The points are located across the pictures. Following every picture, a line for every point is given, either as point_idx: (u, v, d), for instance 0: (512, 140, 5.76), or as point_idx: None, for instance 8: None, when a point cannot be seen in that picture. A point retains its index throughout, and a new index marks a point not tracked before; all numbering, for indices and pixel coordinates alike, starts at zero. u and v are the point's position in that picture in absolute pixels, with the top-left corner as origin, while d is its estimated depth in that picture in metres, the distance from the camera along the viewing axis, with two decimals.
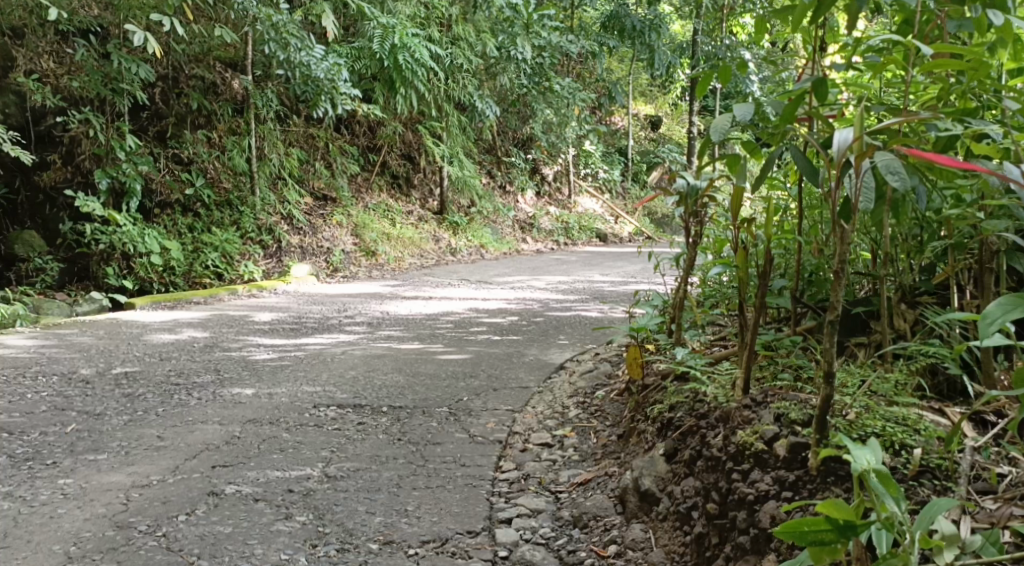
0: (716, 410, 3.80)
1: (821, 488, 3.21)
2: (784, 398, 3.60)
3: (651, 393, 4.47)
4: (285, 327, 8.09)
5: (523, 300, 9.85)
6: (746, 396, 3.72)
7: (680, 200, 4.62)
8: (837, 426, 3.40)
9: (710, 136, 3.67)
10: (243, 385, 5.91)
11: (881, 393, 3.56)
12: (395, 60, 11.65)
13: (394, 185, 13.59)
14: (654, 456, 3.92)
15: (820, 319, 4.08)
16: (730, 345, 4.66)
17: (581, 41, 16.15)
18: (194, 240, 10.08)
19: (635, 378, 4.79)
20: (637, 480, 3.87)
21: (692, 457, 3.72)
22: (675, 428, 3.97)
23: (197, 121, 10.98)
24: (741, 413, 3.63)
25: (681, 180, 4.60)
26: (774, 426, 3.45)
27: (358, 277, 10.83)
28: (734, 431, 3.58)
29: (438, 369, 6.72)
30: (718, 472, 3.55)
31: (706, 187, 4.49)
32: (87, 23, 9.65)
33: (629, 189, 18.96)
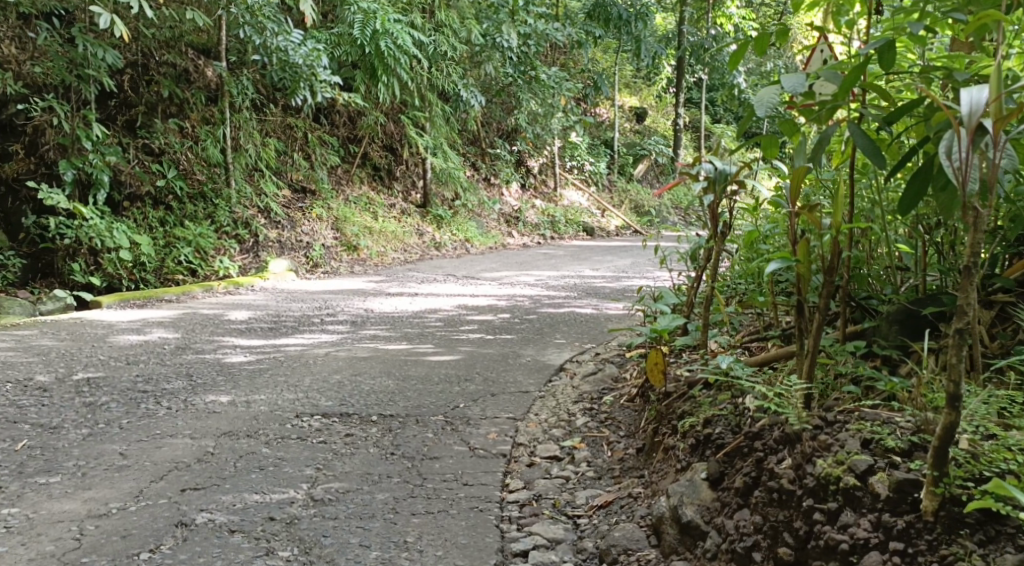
0: (773, 429, 3.41)
1: (946, 542, 2.89)
2: (865, 420, 3.24)
3: (676, 402, 4.05)
4: (263, 327, 7.56)
5: (513, 296, 9.34)
6: (813, 415, 3.34)
7: (707, 188, 4.17)
8: (957, 459, 3.00)
9: (756, 112, 3.18)
10: (217, 392, 5.39)
11: (993, 413, 3.20)
12: (376, 47, 11.15)
13: (375, 177, 13.03)
14: (695, 481, 3.52)
15: (881, 320, 3.71)
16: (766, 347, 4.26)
17: (568, 29, 15.67)
18: (166, 235, 9.54)
19: (656, 386, 4.29)
20: (676, 509, 3.46)
21: (747, 486, 3.35)
22: (716, 447, 3.59)
23: (169, 110, 10.37)
24: (813, 437, 3.25)
25: (707, 165, 4.17)
26: (867, 457, 3.09)
27: (340, 273, 10.31)
28: (805, 461, 3.21)
29: (430, 372, 6.22)
30: (790, 508, 3.19)
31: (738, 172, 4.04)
32: (52, 7, 9.07)
33: (616, 180, 18.31)
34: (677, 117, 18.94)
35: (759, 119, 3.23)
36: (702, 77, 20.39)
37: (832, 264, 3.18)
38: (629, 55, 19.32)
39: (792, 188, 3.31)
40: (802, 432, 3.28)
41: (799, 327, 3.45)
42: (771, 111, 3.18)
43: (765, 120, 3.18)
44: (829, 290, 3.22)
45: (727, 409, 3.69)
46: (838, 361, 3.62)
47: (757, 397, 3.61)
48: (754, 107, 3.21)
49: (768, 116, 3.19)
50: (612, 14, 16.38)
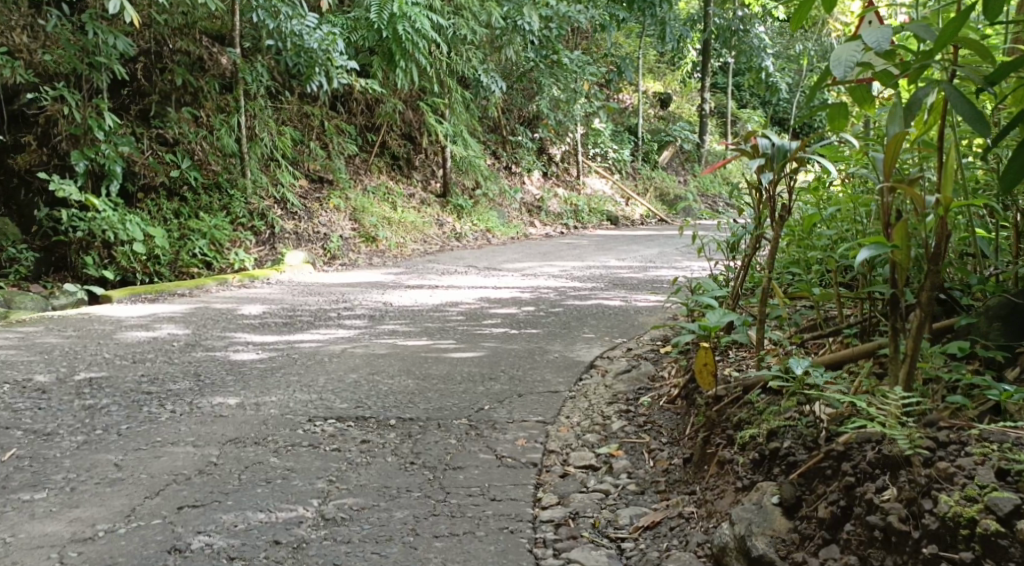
0: (869, 451, 3.05)
1: None
2: (990, 447, 2.90)
3: (730, 411, 3.73)
4: (277, 322, 7.18)
5: (537, 288, 8.92)
6: (926, 436, 3.00)
7: (765, 166, 3.97)
8: None
9: (833, 72, 3.09)
10: (225, 392, 5.00)
11: None
12: (394, 31, 10.74)
13: (394, 167, 12.62)
14: (765, 507, 3.15)
15: (979, 318, 3.43)
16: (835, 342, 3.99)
17: (592, 11, 15.19)
18: (180, 227, 9.16)
19: (705, 389, 3.93)
20: (745, 540, 3.09)
21: (836, 517, 3.01)
22: (789, 467, 3.24)
23: (183, 98, 9.98)
24: (933, 468, 2.90)
25: (765, 141, 3.94)
26: (1011, 497, 2.74)
27: (358, 265, 9.89)
28: (922, 492, 2.86)
29: (452, 370, 5.81)
30: (900, 551, 2.84)
31: (797, 150, 3.82)
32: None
33: (640, 168, 17.78)
34: (703, 104, 18.45)
35: (838, 78, 3.15)
36: (727, 61, 19.82)
37: (940, 250, 2.89)
38: (652, 38, 18.76)
39: (886, 161, 3.06)
40: (913, 457, 2.93)
41: (894, 325, 3.17)
42: (849, 69, 3.09)
43: (843, 79, 3.09)
44: (933, 279, 2.93)
45: (796, 420, 3.35)
46: (936, 367, 3.33)
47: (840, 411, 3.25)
48: (832, 67, 3.13)
49: (846, 74, 3.10)
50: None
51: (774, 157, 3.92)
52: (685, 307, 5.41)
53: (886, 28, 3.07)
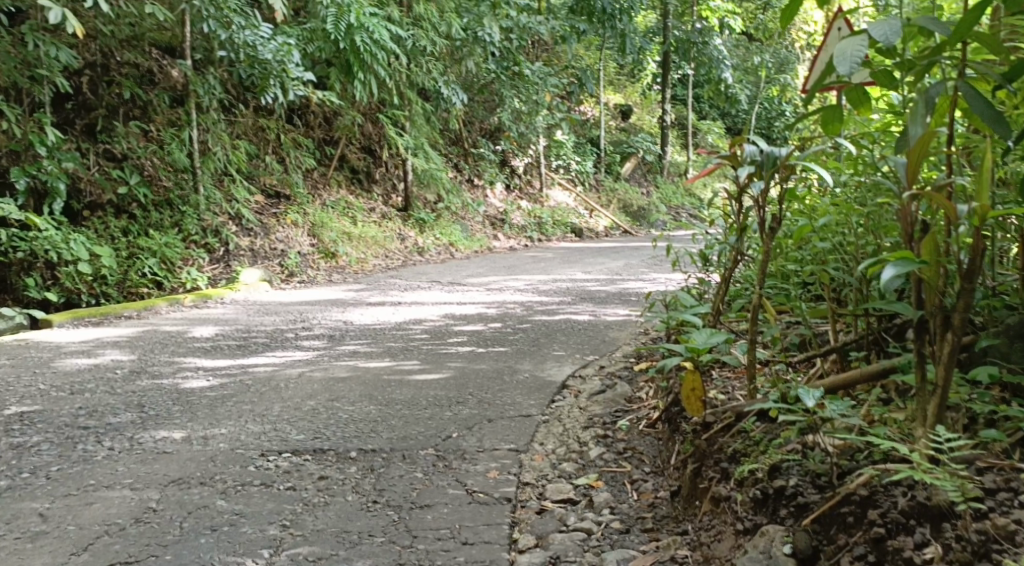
0: (908, 499, 2.89)
1: None
2: None
3: (724, 441, 3.49)
4: (230, 345, 6.79)
5: (504, 304, 8.58)
6: (973, 480, 2.88)
7: (753, 174, 3.69)
8: None
9: (838, 69, 2.85)
10: (169, 424, 4.62)
11: None
12: (351, 42, 10.39)
13: (353, 181, 12.24)
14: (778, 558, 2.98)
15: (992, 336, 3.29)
16: (830, 361, 3.80)
17: (553, 22, 14.91)
18: (128, 245, 8.72)
19: (693, 415, 3.69)
20: None
21: None
22: (799, 512, 3.07)
23: (131, 113, 9.59)
24: (988, 522, 2.77)
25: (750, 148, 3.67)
26: None
27: (317, 282, 9.49)
28: (973, 550, 2.75)
29: (417, 395, 5.45)
30: None
31: (788, 157, 3.56)
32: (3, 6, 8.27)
33: (603, 179, 17.47)
34: (665, 115, 18.26)
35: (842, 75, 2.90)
36: (687, 72, 19.64)
37: (977, 266, 2.80)
38: (613, 48, 18.48)
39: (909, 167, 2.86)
40: (963, 511, 2.80)
41: (921, 351, 3.00)
42: (855, 65, 2.85)
43: (850, 75, 2.85)
44: (968, 297, 2.84)
45: (801, 460, 3.18)
46: (961, 396, 3.19)
47: (869, 457, 3.06)
48: (836, 64, 2.88)
49: (852, 72, 2.86)
50: (596, 8, 15.78)
51: (764, 166, 3.63)
52: (663, 323, 5.15)
53: (892, 20, 2.85)
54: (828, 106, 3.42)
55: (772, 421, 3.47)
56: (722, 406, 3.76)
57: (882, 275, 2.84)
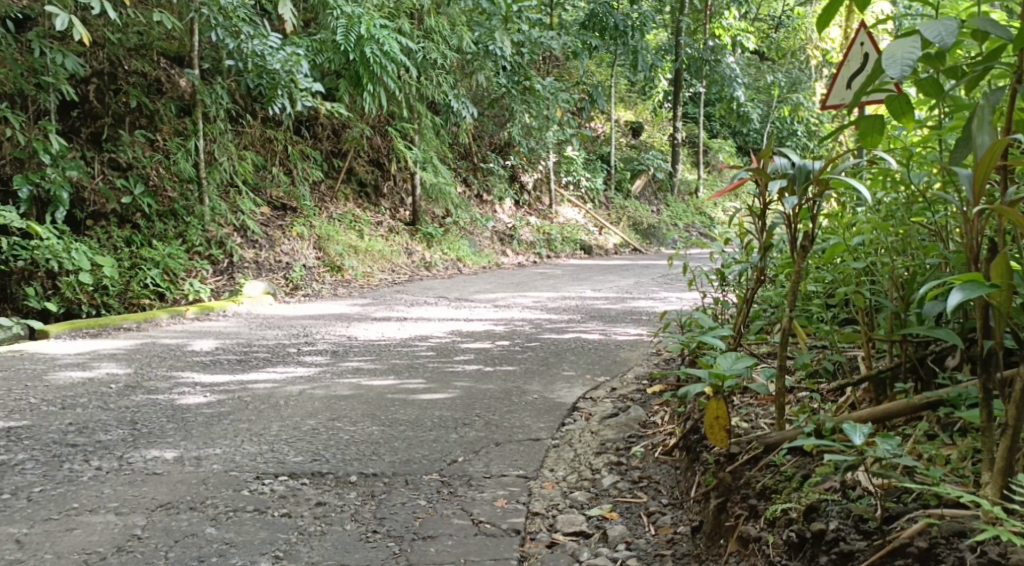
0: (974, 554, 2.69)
1: None
2: None
3: (752, 475, 3.31)
4: (230, 360, 6.56)
5: (512, 321, 8.35)
6: None
7: (785, 190, 3.48)
8: None
9: (887, 72, 2.71)
10: (161, 444, 4.40)
11: None
12: (362, 54, 10.23)
13: (361, 194, 12.03)
14: None
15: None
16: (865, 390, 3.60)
17: (565, 38, 14.74)
18: (131, 256, 8.52)
19: (717, 445, 3.47)
20: None
21: None
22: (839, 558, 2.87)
23: (137, 122, 9.40)
24: None
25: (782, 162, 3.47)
26: None
27: (322, 296, 9.27)
28: None
29: (422, 416, 5.22)
30: None
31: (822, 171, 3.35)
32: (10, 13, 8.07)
33: (613, 197, 17.23)
34: (676, 132, 18.05)
35: (892, 80, 2.77)
36: (698, 91, 19.43)
37: None
38: (625, 66, 18.28)
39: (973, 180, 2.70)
40: None
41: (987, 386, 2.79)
42: (906, 68, 2.73)
43: (901, 78, 2.72)
44: None
45: (840, 502, 2.98)
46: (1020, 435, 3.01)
47: (921, 505, 2.88)
48: (886, 67, 2.75)
49: (903, 75, 2.72)
50: (608, 25, 15.62)
51: (796, 179, 3.42)
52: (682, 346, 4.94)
53: (945, 22, 2.75)
54: (867, 117, 3.23)
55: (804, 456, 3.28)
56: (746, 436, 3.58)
57: (948, 300, 2.66)
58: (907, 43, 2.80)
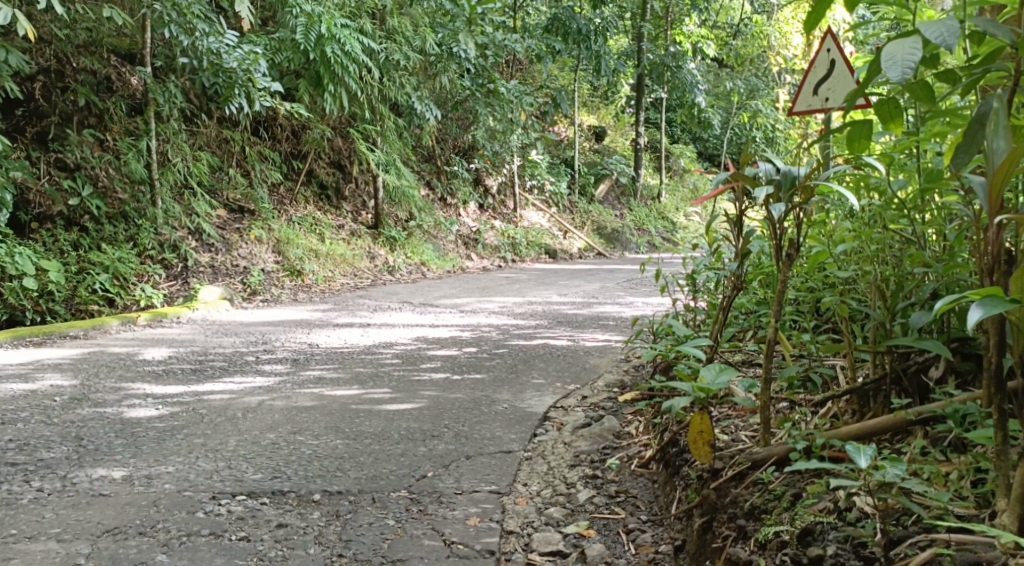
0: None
1: None
2: None
3: (737, 493, 3.16)
4: (183, 369, 6.30)
5: (478, 327, 8.14)
6: None
7: (769, 195, 3.28)
8: None
9: (888, 75, 2.53)
10: (109, 461, 4.18)
11: None
12: (321, 53, 9.99)
13: (322, 197, 11.75)
14: None
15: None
16: (853, 403, 3.45)
17: (528, 40, 14.57)
18: (78, 260, 8.20)
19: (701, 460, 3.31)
20: None
21: None
22: None
23: (86, 121, 9.09)
24: None
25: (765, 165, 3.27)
26: None
27: (281, 301, 9.00)
28: None
29: (387, 427, 5.00)
30: None
31: (808, 176, 3.16)
32: None
33: (577, 201, 17.03)
34: (639, 135, 17.96)
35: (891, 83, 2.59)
36: (661, 95, 19.31)
37: None
38: (588, 69, 18.13)
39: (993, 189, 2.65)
40: None
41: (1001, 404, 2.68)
42: (908, 70, 2.54)
43: (902, 82, 2.53)
44: None
45: (836, 527, 2.85)
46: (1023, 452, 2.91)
47: (924, 528, 2.77)
48: (885, 68, 2.56)
49: (904, 79, 2.54)
50: (571, 28, 15.32)
51: (781, 186, 3.22)
52: (658, 355, 4.77)
53: (949, 20, 2.55)
54: (857, 120, 3.05)
55: (792, 474, 3.14)
56: (729, 452, 3.45)
57: (969, 319, 2.54)
58: (907, 42, 2.61)
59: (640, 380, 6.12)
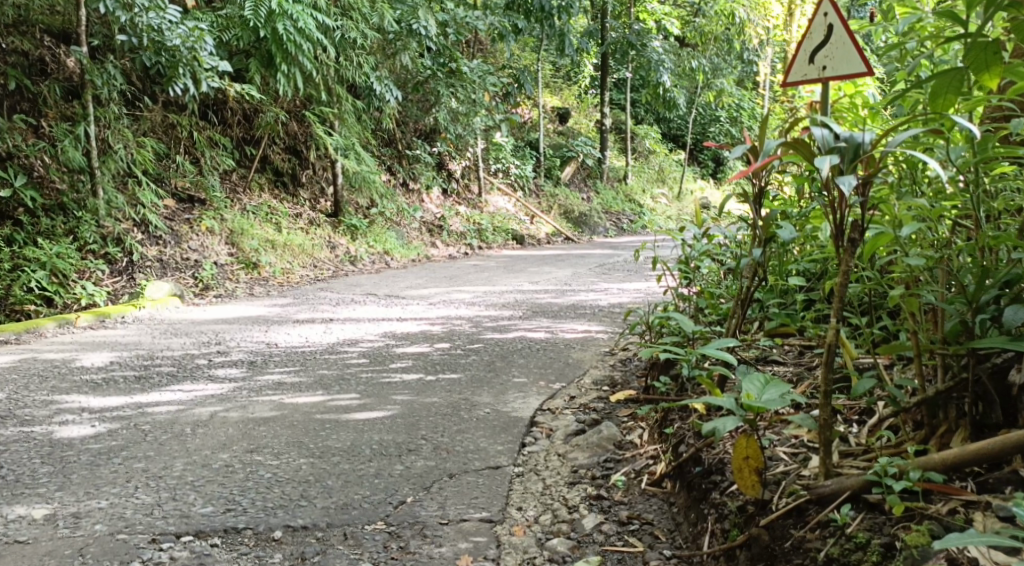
0: None
1: None
2: None
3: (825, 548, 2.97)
4: (126, 377, 5.63)
5: (449, 320, 7.53)
6: None
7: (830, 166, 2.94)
8: None
9: None
10: (28, 498, 3.65)
11: None
12: (273, 31, 9.34)
13: (277, 184, 11.06)
14: None
15: None
16: (920, 414, 3.19)
17: (489, 17, 13.88)
18: (12, 256, 7.49)
19: (751, 492, 3.16)
20: None
21: None
22: None
23: (19, 107, 8.40)
24: None
25: (823, 130, 2.93)
26: None
27: (235, 297, 8.33)
28: None
29: (356, 441, 4.40)
30: None
31: (882, 137, 2.86)
32: None
33: (543, 184, 16.38)
34: (603, 116, 17.30)
35: None
36: (625, 76, 18.71)
37: None
38: (549, 49, 17.54)
39: None
40: None
41: None
42: None
43: None
44: None
45: None
46: None
47: None
48: None
49: None
50: (533, 6, 14.56)
51: (845, 156, 2.90)
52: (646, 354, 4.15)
53: None
54: (948, 73, 2.87)
55: (878, 515, 2.98)
56: (788, 481, 3.22)
57: None
58: None
59: (633, 377, 5.53)
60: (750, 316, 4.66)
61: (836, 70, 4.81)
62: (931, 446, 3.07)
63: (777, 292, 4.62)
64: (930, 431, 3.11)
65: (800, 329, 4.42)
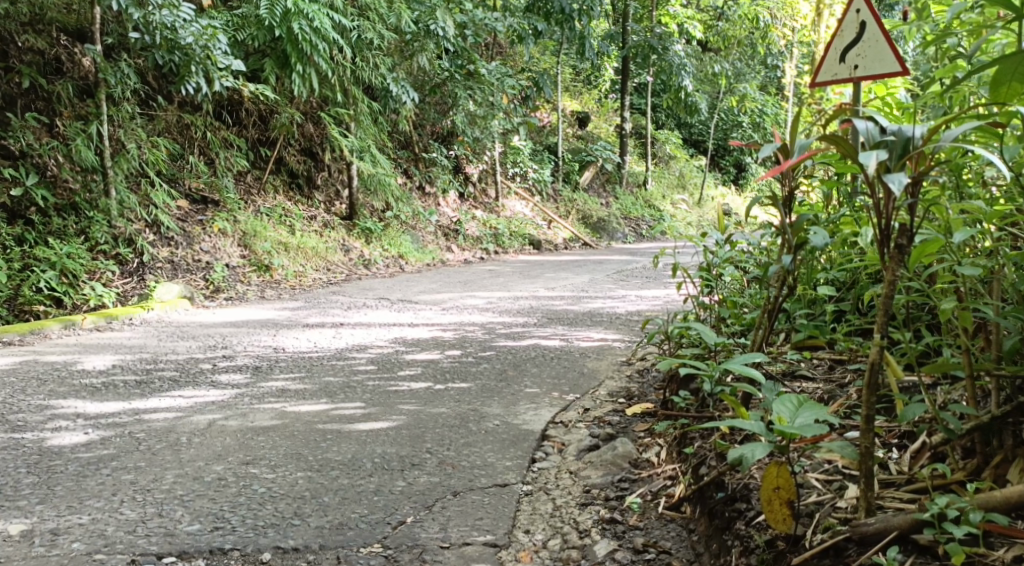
0: None
1: None
2: None
3: None
4: (127, 382, 5.43)
5: (462, 326, 7.29)
6: None
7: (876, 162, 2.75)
8: None
9: None
10: (8, 512, 3.50)
11: None
12: (288, 30, 9.15)
13: (292, 186, 10.86)
14: None
15: None
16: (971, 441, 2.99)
17: (509, 20, 13.63)
18: (22, 256, 7.32)
19: (783, 526, 2.98)
20: None
21: None
22: None
23: (32, 106, 8.23)
24: None
25: (868, 124, 2.75)
26: None
27: (246, 299, 8.13)
28: None
29: (359, 453, 4.19)
30: None
31: (933, 130, 2.67)
32: None
33: (561, 189, 16.13)
34: (623, 121, 17.02)
35: None
36: (646, 81, 18.43)
37: None
38: (570, 53, 17.28)
39: None
40: None
41: None
42: None
43: None
44: None
45: None
46: None
47: None
48: None
49: None
50: (553, 9, 14.28)
51: (893, 152, 2.72)
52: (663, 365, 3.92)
53: None
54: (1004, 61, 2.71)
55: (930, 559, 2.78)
56: (825, 514, 3.01)
57: None
58: None
59: (650, 390, 5.28)
60: (778, 328, 4.43)
61: (868, 69, 4.56)
62: (985, 478, 2.88)
63: (805, 302, 4.40)
64: (984, 461, 2.92)
65: (829, 341, 4.20)
